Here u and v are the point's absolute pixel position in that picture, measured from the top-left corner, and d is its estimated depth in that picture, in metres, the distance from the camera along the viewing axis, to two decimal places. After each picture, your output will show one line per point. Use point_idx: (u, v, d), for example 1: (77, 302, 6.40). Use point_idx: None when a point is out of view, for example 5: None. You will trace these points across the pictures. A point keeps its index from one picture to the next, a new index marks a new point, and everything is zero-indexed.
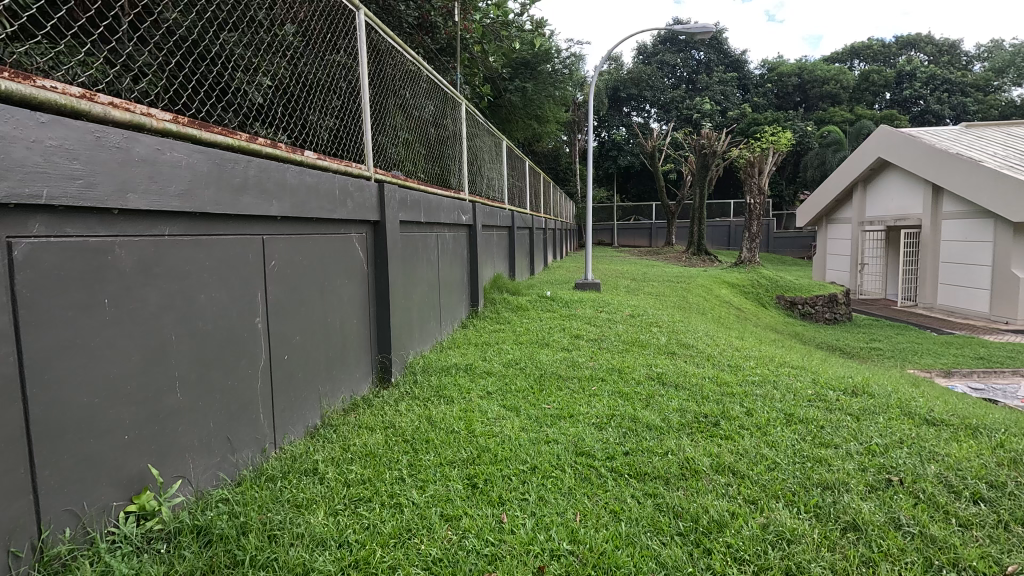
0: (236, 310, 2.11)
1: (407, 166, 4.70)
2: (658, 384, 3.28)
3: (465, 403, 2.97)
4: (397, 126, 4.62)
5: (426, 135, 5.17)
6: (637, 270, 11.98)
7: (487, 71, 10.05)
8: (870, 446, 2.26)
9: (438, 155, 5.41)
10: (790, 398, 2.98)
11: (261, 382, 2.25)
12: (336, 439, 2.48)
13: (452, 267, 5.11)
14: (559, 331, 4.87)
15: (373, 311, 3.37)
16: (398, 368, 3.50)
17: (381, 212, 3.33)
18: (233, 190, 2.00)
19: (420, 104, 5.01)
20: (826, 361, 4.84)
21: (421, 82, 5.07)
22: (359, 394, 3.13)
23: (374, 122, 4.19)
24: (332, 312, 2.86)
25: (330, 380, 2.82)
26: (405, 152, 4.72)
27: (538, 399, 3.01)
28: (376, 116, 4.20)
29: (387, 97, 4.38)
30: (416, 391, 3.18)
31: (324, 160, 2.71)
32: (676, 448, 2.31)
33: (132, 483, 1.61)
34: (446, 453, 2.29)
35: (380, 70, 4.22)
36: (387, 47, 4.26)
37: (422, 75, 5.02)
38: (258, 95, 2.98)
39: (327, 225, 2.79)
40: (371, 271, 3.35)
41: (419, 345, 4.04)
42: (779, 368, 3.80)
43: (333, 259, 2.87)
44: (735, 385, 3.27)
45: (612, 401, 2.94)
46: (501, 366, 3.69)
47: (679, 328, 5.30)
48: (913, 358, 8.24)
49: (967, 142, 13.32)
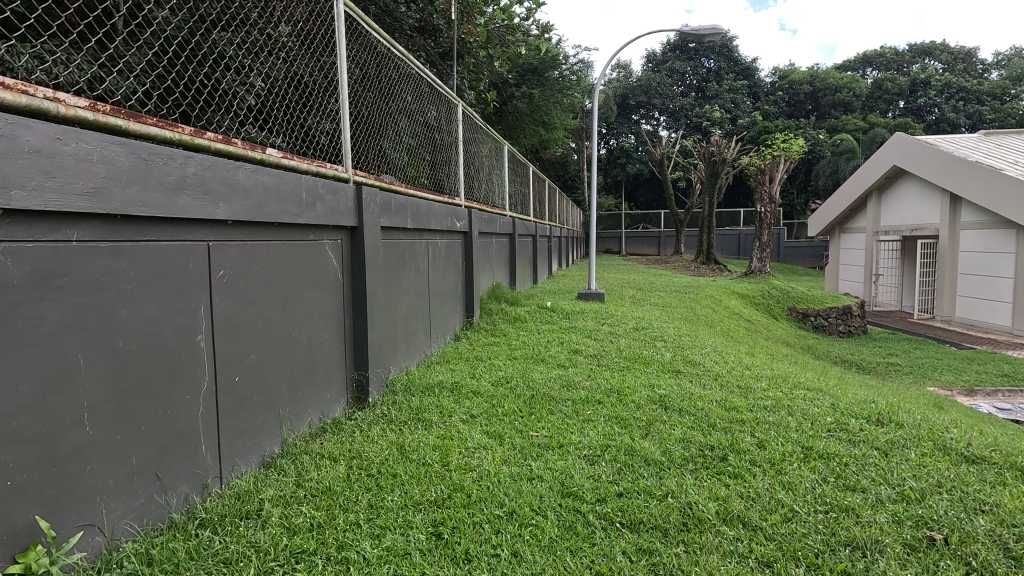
0: (171, 327, 1.84)
1: (404, 172, 4.51)
2: (660, 409, 2.97)
3: (444, 428, 2.69)
4: (391, 128, 4.37)
5: (423, 139, 4.92)
6: (644, 279, 11.68)
7: (493, 77, 9.84)
8: (904, 491, 1.95)
9: (435, 159, 5.15)
10: (807, 428, 2.65)
11: (204, 409, 1.98)
12: (291, 473, 2.20)
13: (446, 276, 4.85)
14: (557, 346, 4.57)
15: (350, 324, 3.09)
16: (377, 388, 3.21)
17: (359, 217, 3.07)
18: (166, 188, 1.75)
19: (421, 109, 4.84)
20: (844, 381, 4.50)
21: (423, 86, 4.88)
22: (331, 416, 2.86)
23: (366, 123, 3.94)
24: (298, 324, 2.59)
25: (294, 401, 2.55)
26: (399, 155, 4.46)
27: (526, 424, 2.73)
28: (368, 116, 3.95)
29: (385, 100, 4.19)
30: (393, 414, 2.90)
31: (290, 160, 2.47)
32: (678, 489, 2.00)
33: (15, 538, 1.35)
34: (413, 492, 2.01)
35: (379, 72, 4.03)
36: (386, 49, 4.07)
37: (425, 78, 4.84)
38: (247, 95, 2.82)
39: (293, 231, 2.54)
40: (347, 281, 3.07)
41: (404, 361, 3.76)
42: (794, 390, 3.47)
43: (300, 266, 2.60)
44: (746, 410, 2.95)
45: (608, 429, 2.64)
46: (490, 386, 3.40)
47: (686, 343, 4.97)
48: (933, 375, 7.84)
49: (987, 151, 12.90)
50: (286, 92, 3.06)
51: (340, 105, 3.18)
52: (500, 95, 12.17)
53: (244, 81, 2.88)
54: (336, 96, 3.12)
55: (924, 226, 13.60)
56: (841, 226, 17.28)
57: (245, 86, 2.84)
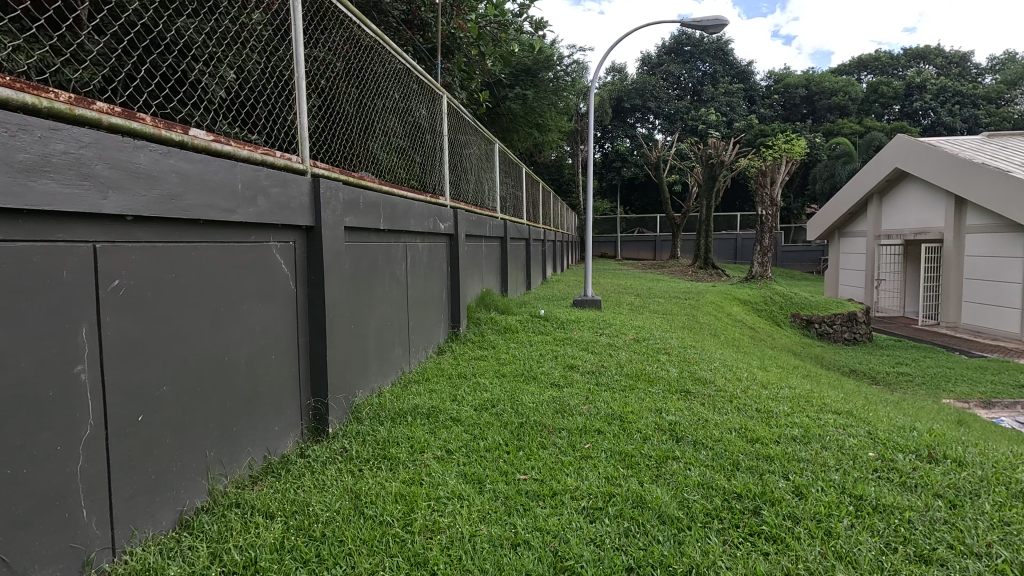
0: (31, 361, 1.37)
1: (387, 171, 4.13)
2: (671, 441, 2.53)
3: (413, 470, 2.24)
4: (376, 127, 4.04)
5: (412, 141, 4.59)
6: (640, 284, 11.28)
7: (485, 77, 9.41)
8: (999, 567, 1.55)
9: (423, 161, 4.79)
10: (848, 468, 2.22)
11: (87, 463, 1.52)
12: (210, 539, 1.73)
13: (427, 282, 4.38)
14: (550, 361, 4.12)
15: (306, 342, 2.62)
16: (338, 418, 2.74)
17: (315, 215, 2.59)
18: (19, 170, 1.31)
19: (405, 106, 4.46)
20: (868, 400, 4.06)
21: (410, 82, 4.53)
22: (279, 453, 2.38)
23: (347, 120, 3.63)
24: (232, 345, 2.11)
25: (227, 439, 2.08)
26: (383, 156, 4.11)
27: (513, 463, 2.28)
28: (348, 114, 3.64)
29: (364, 92, 3.81)
30: (355, 449, 2.44)
31: (224, 143, 2.05)
32: (703, 564, 1.57)
33: None
34: (364, 567, 1.56)
35: (354, 61, 3.66)
36: (370, 42, 3.79)
37: (409, 71, 4.45)
38: (213, 85, 2.45)
39: (225, 231, 2.07)
40: (303, 291, 2.61)
41: (376, 381, 3.29)
42: (822, 415, 3.03)
43: (237, 273, 2.14)
44: (772, 443, 2.52)
45: (610, 470, 2.20)
46: (472, 411, 2.93)
47: (692, 356, 4.52)
48: (946, 386, 7.42)
49: (992, 152, 12.58)
50: (267, 86, 2.67)
51: (300, 95, 2.72)
52: (493, 96, 11.73)
53: (215, 73, 2.51)
54: (299, 86, 2.69)
55: (927, 230, 13.27)
56: (841, 230, 16.93)
57: (217, 79, 2.47)
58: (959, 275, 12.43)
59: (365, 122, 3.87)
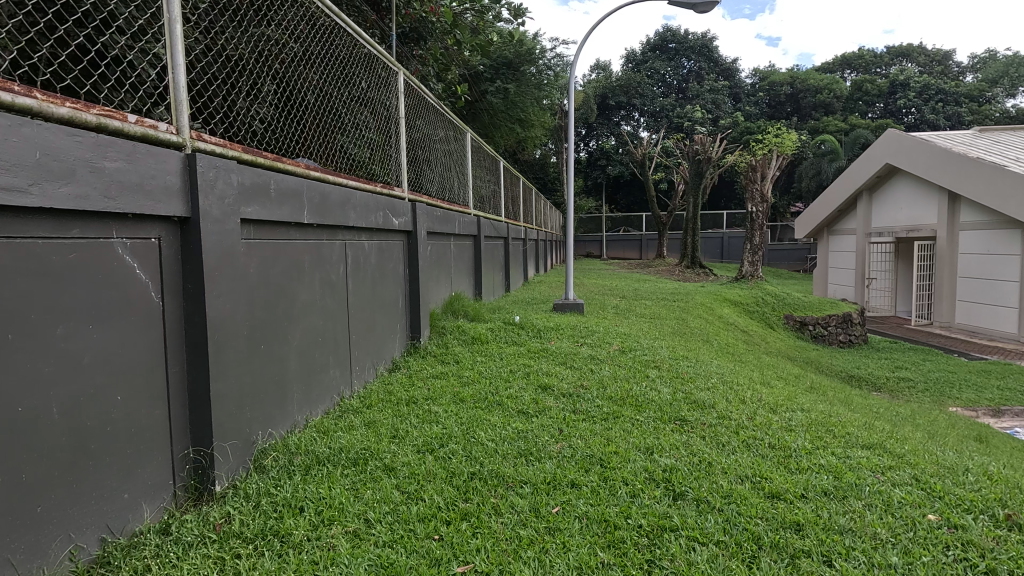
0: None
1: (343, 161, 3.54)
2: (667, 499, 1.93)
3: (314, 557, 1.61)
4: (333, 115, 3.47)
5: (378, 132, 4.00)
6: (626, 286, 10.73)
7: (462, 66, 8.75)
8: None
9: (390, 152, 4.17)
10: (911, 545, 1.65)
11: None
12: None
13: (376, 287, 3.72)
14: (520, 379, 3.48)
15: (180, 371, 1.95)
16: (229, 472, 2.06)
17: (192, 203, 1.93)
18: None
19: (375, 97, 3.95)
20: (891, 423, 3.46)
21: (375, 66, 3.95)
22: (127, 532, 1.72)
23: (296, 105, 3.07)
24: (34, 389, 1.44)
25: (20, 528, 1.41)
26: (339, 148, 3.52)
27: (452, 544, 1.67)
28: (298, 98, 3.09)
29: (321, 76, 3.25)
30: (237, 520, 1.79)
31: (14, 93, 1.40)
32: None
33: None
34: None
35: (310, 42, 3.13)
36: (330, 22, 3.25)
37: (376, 57, 3.93)
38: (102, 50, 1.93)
39: (15, 223, 1.41)
40: (177, 305, 1.93)
41: (296, 413, 2.62)
42: (851, 452, 2.43)
43: (42, 282, 1.47)
44: (797, 499, 1.94)
45: (585, 555, 1.61)
46: (412, 455, 2.29)
47: (685, 371, 3.91)
48: (951, 393, 6.91)
49: (985, 147, 12.19)
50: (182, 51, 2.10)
51: (172, 41, 1.97)
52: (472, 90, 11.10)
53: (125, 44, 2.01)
54: (171, 30, 1.96)
55: (919, 228, 12.88)
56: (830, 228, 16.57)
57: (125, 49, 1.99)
58: (953, 274, 12.06)
59: (320, 108, 3.31)
